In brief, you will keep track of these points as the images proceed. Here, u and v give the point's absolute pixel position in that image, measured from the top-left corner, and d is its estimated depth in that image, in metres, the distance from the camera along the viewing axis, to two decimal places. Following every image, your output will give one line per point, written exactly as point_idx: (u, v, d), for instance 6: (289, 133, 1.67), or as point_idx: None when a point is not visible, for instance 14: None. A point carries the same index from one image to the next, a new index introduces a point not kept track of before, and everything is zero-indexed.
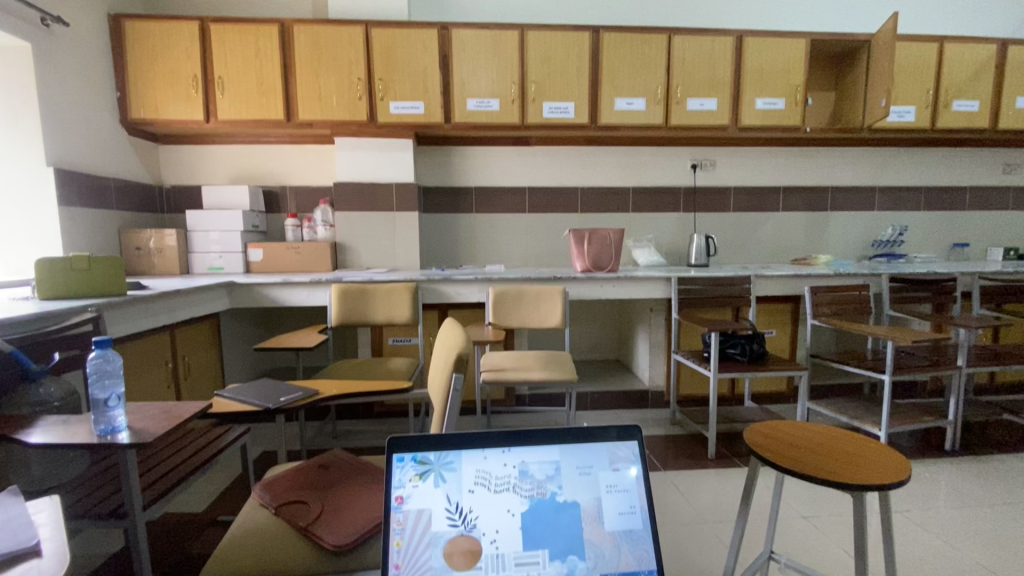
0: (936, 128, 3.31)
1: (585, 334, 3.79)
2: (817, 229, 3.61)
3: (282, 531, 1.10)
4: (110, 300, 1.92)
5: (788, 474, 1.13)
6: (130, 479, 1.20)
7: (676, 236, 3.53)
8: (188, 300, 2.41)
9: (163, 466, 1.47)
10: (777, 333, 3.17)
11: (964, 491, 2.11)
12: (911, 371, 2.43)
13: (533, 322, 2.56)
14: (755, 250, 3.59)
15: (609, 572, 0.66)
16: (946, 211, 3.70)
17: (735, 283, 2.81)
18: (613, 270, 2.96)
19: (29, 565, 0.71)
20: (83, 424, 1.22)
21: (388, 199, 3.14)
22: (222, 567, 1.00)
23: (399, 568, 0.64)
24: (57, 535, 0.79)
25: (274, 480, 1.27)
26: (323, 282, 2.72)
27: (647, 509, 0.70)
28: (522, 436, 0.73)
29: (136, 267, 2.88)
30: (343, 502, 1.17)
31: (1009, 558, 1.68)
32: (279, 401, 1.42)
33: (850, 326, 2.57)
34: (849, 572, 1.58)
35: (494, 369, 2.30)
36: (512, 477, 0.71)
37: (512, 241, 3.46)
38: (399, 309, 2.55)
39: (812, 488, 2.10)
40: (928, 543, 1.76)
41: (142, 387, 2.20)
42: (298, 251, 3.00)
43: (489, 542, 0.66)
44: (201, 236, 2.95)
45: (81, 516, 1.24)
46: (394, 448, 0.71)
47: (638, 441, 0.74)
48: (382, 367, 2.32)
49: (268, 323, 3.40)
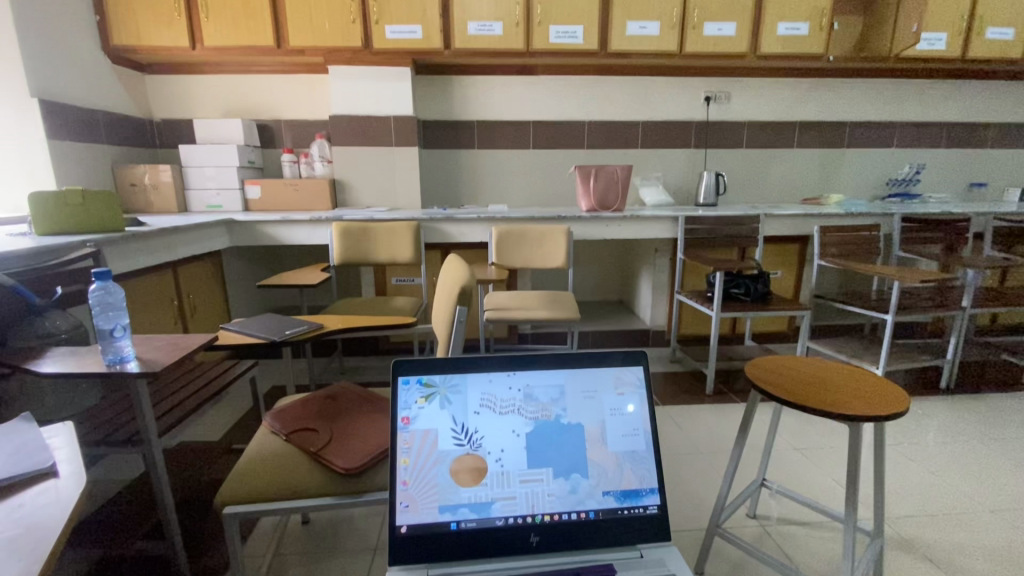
0: (968, 57, 3.10)
1: (589, 274, 3.78)
2: (831, 167, 3.49)
3: (293, 456, 1.13)
4: (109, 236, 1.90)
5: (789, 406, 1.14)
6: (143, 409, 1.23)
7: (685, 174, 3.42)
8: (188, 238, 2.39)
9: (175, 396, 1.51)
10: (782, 274, 3.15)
11: (953, 427, 2.17)
12: (915, 311, 2.43)
13: (536, 261, 2.54)
14: (766, 189, 3.49)
15: (610, 489, 0.69)
16: (967, 149, 3.55)
17: (743, 223, 2.75)
18: (619, 208, 2.89)
19: (48, 485, 0.74)
20: (93, 354, 1.24)
21: (387, 134, 3.02)
22: (237, 489, 1.04)
23: (406, 484, 0.66)
24: (74, 457, 0.81)
25: (283, 409, 1.30)
26: (323, 220, 2.68)
27: (650, 431, 0.71)
28: (527, 361, 0.72)
29: (133, 204, 2.84)
30: (351, 430, 1.20)
31: (992, 488, 1.75)
32: (285, 334, 1.43)
33: (856, 266, 2.54)
34: (837, 499, 1.65)
35: (497, 307, 2.31)
36: (517, 400, 0.71)
37: (515, 178, 3.37)
38: (401, 248, 2.52)
39: (807, 422, 2.16)
40: (915, 474, 1.83)
41: (150, 323, 2.23)
42: (297, 188, 2.93)
43: (494, 460, 0.68)
44: (196, 172, 2.88)
45: (100, 444, 1.29)
46: (399, 370, 0.71)
47: (644, 366, 0.74)
48: (385, 305, 2.33)
49: (270, 262, 3.39)
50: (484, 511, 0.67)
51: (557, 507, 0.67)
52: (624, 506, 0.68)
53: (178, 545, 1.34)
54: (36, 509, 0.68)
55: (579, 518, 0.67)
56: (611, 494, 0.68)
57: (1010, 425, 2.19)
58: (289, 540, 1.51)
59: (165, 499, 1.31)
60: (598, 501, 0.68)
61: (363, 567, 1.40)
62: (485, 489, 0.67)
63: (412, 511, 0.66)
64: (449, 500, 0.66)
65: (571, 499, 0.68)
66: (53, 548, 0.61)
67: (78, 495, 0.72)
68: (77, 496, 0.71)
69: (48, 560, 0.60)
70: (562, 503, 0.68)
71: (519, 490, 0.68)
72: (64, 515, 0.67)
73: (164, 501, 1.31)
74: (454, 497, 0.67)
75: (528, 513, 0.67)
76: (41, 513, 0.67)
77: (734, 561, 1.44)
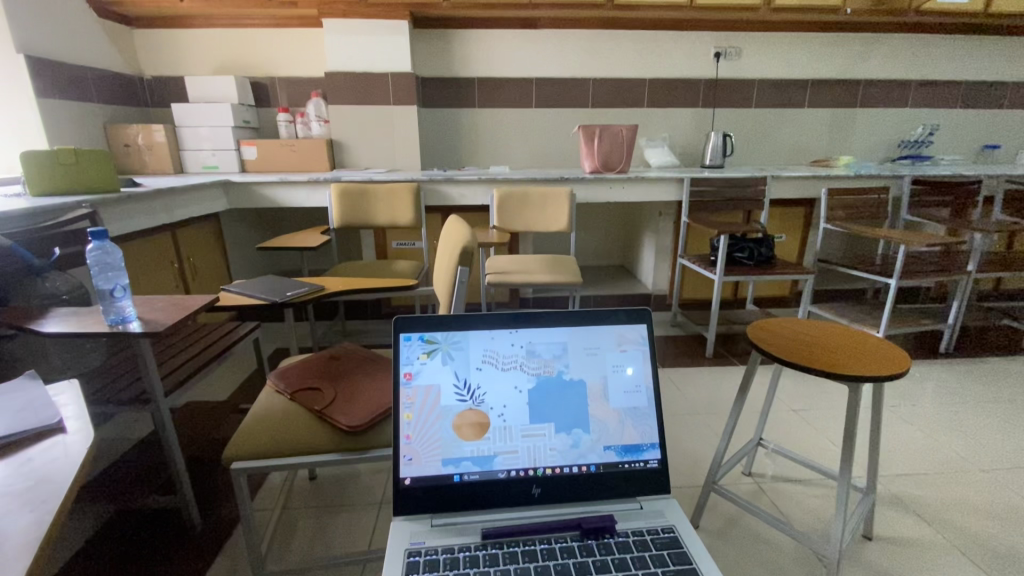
0: (992, 11, 2.96)
1: (591, 238, 3.75)
2: (842, 128, 3.39)
3: (297, 414, 1.15)
4: (104, 197, 1.86)
5: (788, 365, 1.15)
6: (148, 370, 1.24)
7: (691, 135, 3.33)
8: (186, 200, 2.35)
9: (179, 357, 1.52)
10: (786, 238, 3.12)
11: (950, 390, 2.20)
12: (919, 276, 2.41)
13: (538, 224, 2.51)
14: (773, 151, 3.41)
15: (612, 444, 0.70)
16: (983, 109, 3.44)
17: (749, 185, 2.71)
18: (623, 170, 2.83)
19: (56, 440, 0.75)
20: (95, 315, 1.24)
21: (385, 92, 2.93)
22: (243, 446, 1.06)
23: (410, 438, 0.67)
24: (81, 414, 0.82)
25: (287, 369, 1.31)
26: (322, 181, 2.63)
27: (652, 388, 0.71)
28: (529, 318, 0.72)
29: (128, 166, 2.78)
30: (355, 389, 1.21)
31: (984, 449, 1.78)
32: (285, 295, 1.43)
33: (863, 230, 2.51)
34: (831, 458, 1.69)
35: (499, 270, 2.30)
36: (520, 356, 0.70)
37: (517, 139, 3.29)
38: (401, 211, 2.48)
39: (805, 385, 2.19)
40: (910, 435, 1.86)
41: (151, 286, 2.23)
42: (294, 148, 2.87)
43: (496, 415, 0.69)
44: (191, 132, 2.81)
45: (108, 402, 1.31)
46: (400, 327, 0.70)
47: (648, 324, 0.73)
48: (386, 268, 2.32)
49: (269, 225, 3.36)
50: (487, 464, 0.68)
51: (559, 461, 0.68)
52: (624, 460, 0.69)
53: (190, 498, 1.38)
54: (46, 463, 0.69)
55: (580, 471, 0.68)
56: (612, 448, 0.69)
57: (1006, 388, 2.21)
58: (297, 495, 1.56)
59: (174, 455, 1.34)
60: (599, 455, 0.69)
61: (369, 521, 1.45)
62: (487, 443, 0.68)
63: (415, 465, 0.67)
64: (452, 454, 0.67)
65: (573, 453, 0.69)
66: (64, 501, 0.63)
67: (86, 451, 0.73)
68: (85, 451, 0.72)
69: (60, 512, 0.61)
70: (563, 457, 0.69)
71: (521, 444, 0.68)
72: (73, 469, 0.68)
73: (173, 458, 1.34)
74: (458, 451, 0.68)
75: (530, 466, 0.68)
76: (50, 467, 0.69)
77: (729, 516, 1.48)
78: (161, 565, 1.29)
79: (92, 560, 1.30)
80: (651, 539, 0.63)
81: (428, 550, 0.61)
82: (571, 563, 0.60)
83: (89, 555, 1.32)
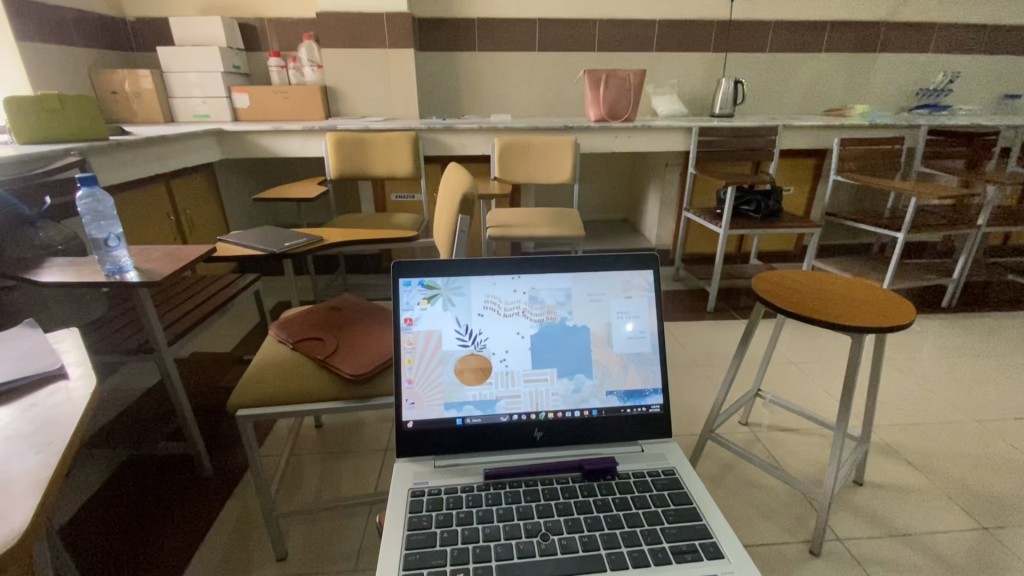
0: None
1: (595, 191, 3.68)
2: (859, 75, 3.24)
3: (300, 363, 1.15)
4: (93, 145, 1.80)
5: (790, 317, 1.14)
6: (149, 320, 1.24)
7: (701, 81, 3.19)
8: (178, 150, 2.29)
9: (180, 308, 1.52)
10: (794, 191, 3.05)
11: (948, 344, 2.21)
12: (927, 230, 2.37)
13: (541, 176, 2.44)
14: (786, 100, 3.27)
15: (614, 390, 0.69)
16: (1008, 55, 3.28)
17: (760, 135, 2.62)
18: (630, 119, 2.73)
19: (60, 385, 0.75)
20: (91, 264, 1.22)
21: (381, 34, 2.78)
22: (248, 394, 1.07)
23: (411, 382, 0.67)
24: (83, 360, 0.82)
25: (288, 319, 1.30)
26: (317, 130, 2.55)
27: (657, 334, 0.70)
28: (533, 263, 0.70)
29: (116, 114, 2.69)
30: (356, 339, 1.21)
31: (977, 401, 1.81)
32: (284, 246, 1.40)
33: (874, 182, 2.44)
34: (826, 409, 1.72)
35: (500, 223, 2.26)
36: (522, 302, 0.69)
37: (520, 87, 3.16)
38: (400, 161, 2.41)
39: (805, 338, 2.20)
40: (907, 387, 1.88)
41: (149, 237, 2.20)
42: (286, 95, 2.76)
43: (498, 360, 0.68)
44: (179, 77, 2.69)
45: (113, 352, 1.32)
46: (399, 272, 0.69)
47: (654, 270, 0.71)
48: (386, 221, 2.29)
49: (266, 176, 3.29)
50: (488, 408, 0.68)
51: (560, 406, 0.68)
52: (627, 405, 0.69)
53: (199, 445, 1.42)
54: (50, 408, 0.70)
55: (582, 416, 0.68)
56: (615, 393, 0.69)
57: (1005, 342, 2.22)
58: (304, 441, 1.60)
59: (181, 403, 1.36)
60: (601, 400, 0.69)
61: (375, 466, 1.49)
62: (489, 388, 0.68)
63: (417, 408, 0.67)
64: (454, 398, 0.67)
65: (574, 398, 0.69)
66: (69, 444, 0.63)
67: (90, 394, 0.73)
68: (88, 396, 0.72)
69: (67, 453, 0.62)
70: (565, 402, 0.69)
71: (522, 388, 0.68)
72: (78, 412, 0.69)
73: (181, 405, 1.36)
74: (460, 395, 0.68)
75: (531, 410, 0.68)
76: (55, 412, 0.69)
77: (725, 462, 1.52)
78: (174, 508, 1.34)
79: (108, 503, 1.35)
80: (652, 481, 0.64)
81: (431, 489, 0.62)
82: (573, 502, 0.61)
83: (105, 498, 1.37)
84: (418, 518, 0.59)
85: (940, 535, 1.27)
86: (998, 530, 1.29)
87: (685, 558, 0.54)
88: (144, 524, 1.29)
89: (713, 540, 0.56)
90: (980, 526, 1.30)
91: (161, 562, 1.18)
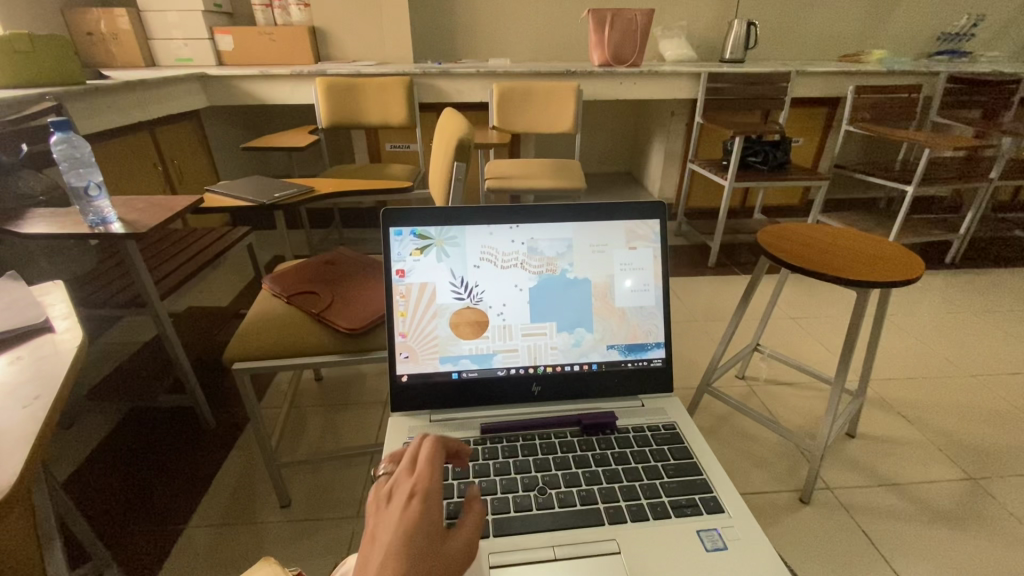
0: None
1: (597, 141, 3.57)
2: (879, 16, 3.05)
3: (296, 317, 1.13)
4: (69, 89, 1.70)
5: (796, 271, 1.11)
6: (139, 273, 1.21)
7: (712, 23, 3.01)
8: (161, 95, 2.17)
9: (172, 261, 1.48)
10: (803, 142, 2.94)
11: (949, 299, 2.20)
12: (938, 184, 2.30)
13: (541, 126, 2.33)
14: (801, 44, 3.11)
15: (616, 343, 0.67)
16: None
17: (772, 82, 2.49)
18: (636, 64, 2.60)
19: (45, 338, 0.73)
20: (74, 215, 1.18)
21: None
22: (243, 348, 1.06)
23: (405, 336, 0.65)
24: (70, 313, 0.79)
25: (282, 272, 1.26)
26: (305, 75, 2.42)
27: (661, 287, 0.67)
28: (533, 212, 0.66)
29: (94, 57, 2.55)
30: (352, 292, 1.18)
31: (973, 356, 1.82)
32: (273, 196, 1.35)
33: (887, 132, 2.34)
34: (823, 363, 1.73)
35: (500, 175, 2.19)
36: (520, 253, 0.66)
37: (519, 28, 2.98)
38: (393, 109, 2.30)
39: (806, 293, 2.19)
40: (905, 343, 1.88)
41: (137, 189, 2.14)
42: (272, 37, 2.60)
43: (495, 314, 0.66)
44: (157, 16, 2.53)
45: (105, 305, 1.29)
46: (390, 220, 0.65)
47: (662, 218, 0.68)
48: (381, 172, 2.21)
49: (256, 125, 3.17)
50: (486, 362, 0.66)
51: (560, 360, 0.67)
52: (628, 359, 0.68)
53: (200, 397, 1.43)
54: (37, 362, 0.68)
55: (582, 370, 0.67)
56: (616, 347, 0.67)
57: (1006, 298, 2.21)
58: (305, 394, 1.61)
59: (178, 356, 1.35)
60: (601, 354, 0.67)
61: (375, 418, 1.51)
62: (485, 341, 0.66)
63: (411, 362, 0.65)
64: (450, 351, 0.66)
65: (574, 352, 0.67)
66: (58, 397, 0.62)
67: (78, 347, 0.71)
68: (74, 350, 0.70)
69: (55, 407, 0.61)
70: (564, 356, 0.67)
71: (520, 342, 0.66)
72: (65, 365, 0.67)
73: (178, 359, 1.35)
74: (456, 349, 0.66)
75: (530, 364, 0.66)
76: (42, 365, 0.67)
77: (720, 414, 1.54)
78: (177, 460, 1.35)
79: (112, 456, 1.37)
80: (652, 435, 0.64)
81: None
82: (571, 457, 0.61)
83: (108, 451, 1.38)
84: None
85: (929, 485, 1.30)
86: (984, 480, 1.32)
87: (685, 512, 0.53)
88: (147, 475, 1.31)
89: (712, 493, 0.55)
90: (968, 477, 1.33)
91: (167, 512, 1.21)
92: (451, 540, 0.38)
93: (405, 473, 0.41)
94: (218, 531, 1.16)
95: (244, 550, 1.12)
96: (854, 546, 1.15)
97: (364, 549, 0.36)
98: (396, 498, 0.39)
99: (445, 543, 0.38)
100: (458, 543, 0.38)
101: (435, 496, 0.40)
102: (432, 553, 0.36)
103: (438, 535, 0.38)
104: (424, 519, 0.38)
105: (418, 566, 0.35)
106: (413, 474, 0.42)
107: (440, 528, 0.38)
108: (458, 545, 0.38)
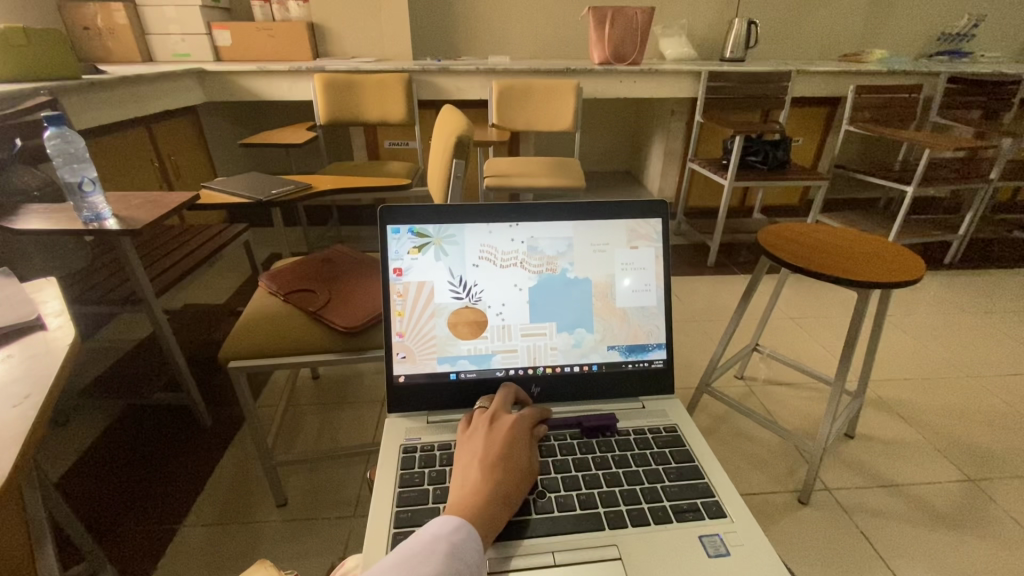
0: None
1: (597, 140, 3.55)
2: (880, 17, 3.05)
3: (292, 316, 1.12)
4: (64, 83, 1.68)
5: (797, 272, 1.11)
6: (133, 271, 1.19)
7: (713, 21, 3.00)
8: (157, 90, 2.16)
9: (168, 258, 1.47)
10: (803, 141, 2.93)
11: (949, 300, 2.19)
12: (937, 184, 2.29)
13: (540, 124, 2.32)
14: (801, 44, 3.10)
15: (617, 344, 0.67)
16: None
17: (772, 81, 2.48)
18: (636, 62, 2.59)
19: (37, 336, 0.72)
20: (68, 211, 1.16)
21: None
22: (239, 347, 1.05)
23: (402, 336, 0.64)
24: (63, 311, 0.78)
25: (278, 270, 1.25)
26: (303, 71, 2.40)
27: (662, 287, 0.67)
28: (534, 210, 0.65)
29: (90, 52, 2.52)
30: (350, 291, 1.17)
31: (972, 357, 1.81)
32: (270, 193, 1.33)
33: (887, 133, 2.33)
34: (823, 364, 1.73)
35: (499, 173, 2.18)
36: (520, 252, 0.65)
37: (518, 25, 2.97)
38: (392, 106, 2.28)
39: (806, 294, 2.19)
40: (904, 343, 1.88)
41: (132, 186, 2.12)
42: (271, 33, 2.58)
43: (494, 314, 0.65)
44: (153, 11, 2.50)
45: (100, 303, 1.28)
46: (387, 218, 0.64)
47: (663, 218, 0.67)
48: (379, 170, 2.20)
49: (253, 121, 3.15)
50: (484, 363, 0.65)
51: (560, 361, 0.66)
52: (629, 360, 0.67)
53: (196, 395, 1.41)
54: (28, 360, 0.67)
55: (582, 371, 0.66)
56: (616, 348, 0.67)
57: (1004, 299, 2.21)
58: (302, 393, 1.60)
59: (174, 354, 1.34)
60: (602, 355, 0.66)
61: (372, 417, 1.50)
62: (484, 342, 0.65)
63: (409, 362, 0.64)
64: (448, 352, 0.65)
65: (574, 353, 0.66)
66: (49, 395, 0.61)
67: (70, 344, 0.70)
68: (67, 347, 0.69)
69: (46, 406, 0.60)
70: (565, 357, 0.66)
71: (520, 343, 0.66)
72: (57, 363, 0.66)
73: (174, 356, 1.34)
74: (454, 349, 0.65)
75: (529, 365, 0.65)
76: (34, 362, 0.66)
77: (719, 414, 1.54)
78: (174, 459, 1.34)
79: (107, 455, 1.35)
80: (653, 438, 0.63)
81: (424, 446, 0.61)
82: (571, 460, 0.60)
83: (104, 450, 1.37)
84: (410, 475, 0.58)
85: (928, 487, 1.30)
86: (982, 482, 1.32)
87: (687, 517, 0.53)
88: (143, 474, 1.30)
89: (714, 498, 0.55)
90: (967, 478, 1.33)
91: (163, 512, 1.19)
92: (531, 457, 0.54)
93: (500, 407, 0.57)
94: (214, 531, 1.15)
95: (239, 550, 1.11)
96: (853, 547, 1.15)
97: (472, 453, 0.52)
98: (496, 424, 0.55)
99: (528, 458, 0.54)
100: (535, 458, 0.55)
101: (523, 427, 0.56)
102: (522, 464, 0.52)
103: (524, 453, 0.53)
104: (516, 441, 0.54)
105: (511, 471, 0.51)
106: (505, 410, 0.58)
107: (525, 447, 0.54)
108: (535, 460, 0.54)
